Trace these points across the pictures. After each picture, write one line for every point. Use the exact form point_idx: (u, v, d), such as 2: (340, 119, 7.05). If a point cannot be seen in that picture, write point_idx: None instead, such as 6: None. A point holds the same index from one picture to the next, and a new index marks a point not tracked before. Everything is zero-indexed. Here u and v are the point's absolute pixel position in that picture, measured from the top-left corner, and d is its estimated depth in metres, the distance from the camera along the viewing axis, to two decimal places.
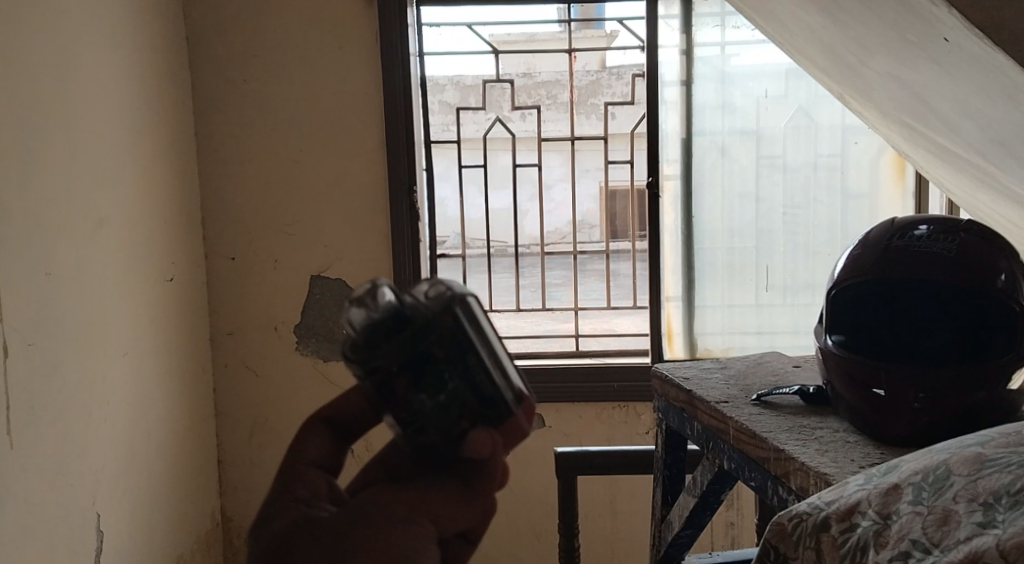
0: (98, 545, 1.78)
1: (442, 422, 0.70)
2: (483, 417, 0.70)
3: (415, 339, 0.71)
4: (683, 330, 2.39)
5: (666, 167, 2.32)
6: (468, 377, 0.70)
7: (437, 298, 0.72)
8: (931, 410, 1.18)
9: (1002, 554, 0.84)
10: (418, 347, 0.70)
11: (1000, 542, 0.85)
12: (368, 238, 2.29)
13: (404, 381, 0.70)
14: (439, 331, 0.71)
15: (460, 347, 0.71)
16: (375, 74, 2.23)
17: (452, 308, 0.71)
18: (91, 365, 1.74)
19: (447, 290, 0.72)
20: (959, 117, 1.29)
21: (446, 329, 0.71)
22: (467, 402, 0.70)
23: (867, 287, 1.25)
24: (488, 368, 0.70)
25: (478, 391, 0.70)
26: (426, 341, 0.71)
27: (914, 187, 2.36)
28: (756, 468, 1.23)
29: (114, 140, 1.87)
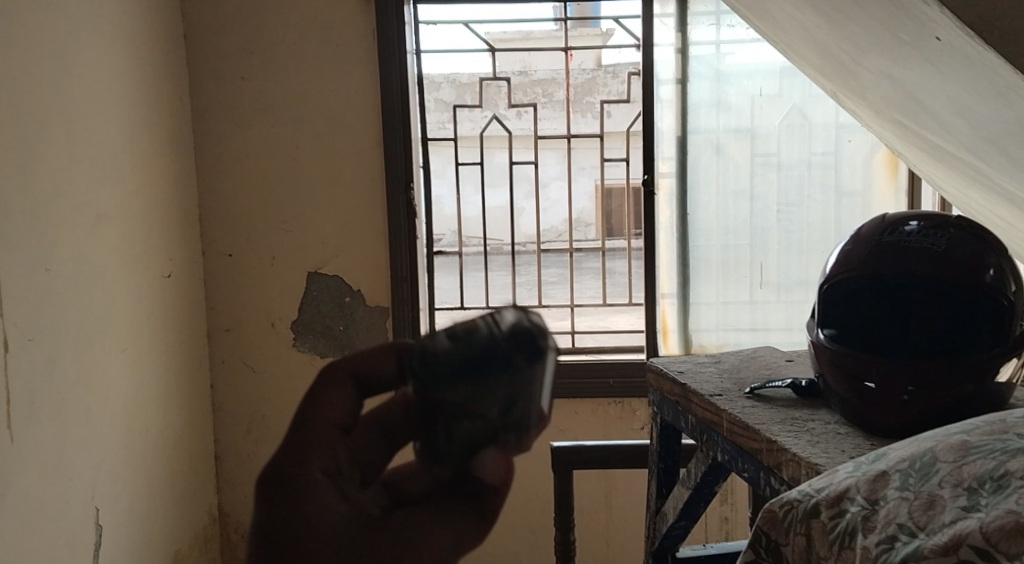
0: (97, 538, 1.79)
1: (470, 439, 0.79)
2: (501, 436, 0.79)
3: (482, 360, 0.80)
4: (677, 327, 2.41)
5: (661, 165, 2.35)
6: (507, 396, 0.79)
7: (512, 328, 0.80)
8: (920, 402, 1.21)
9: (985, 536, 0.87)
10: (481, 366, 0.80)
11: (982, 526, 0.88)
12: (364, 235, 2.30)
13: (450, 394, 0.80)
14: (503, 357, 0.80)
15: (513, 379, 0.80)
16: (372, 73, 2.24)
17: (521, 347, 0.80)
18: (91, 360, 1.76)
19: (525, 324, 0.81)
20: (952, 116, 1.31)
21: (508, 353, 0.80)
22: (498, 429, 0.79)
23: (862, 284, 1.25)
24: (532, 405, 0.79)
25: (509, 418, 0.79)
26: (489, 362, 0.80)
27: (908, 185, 2.38)
28: (749, 460, 1.25)
29: (115, 137, 1.89)
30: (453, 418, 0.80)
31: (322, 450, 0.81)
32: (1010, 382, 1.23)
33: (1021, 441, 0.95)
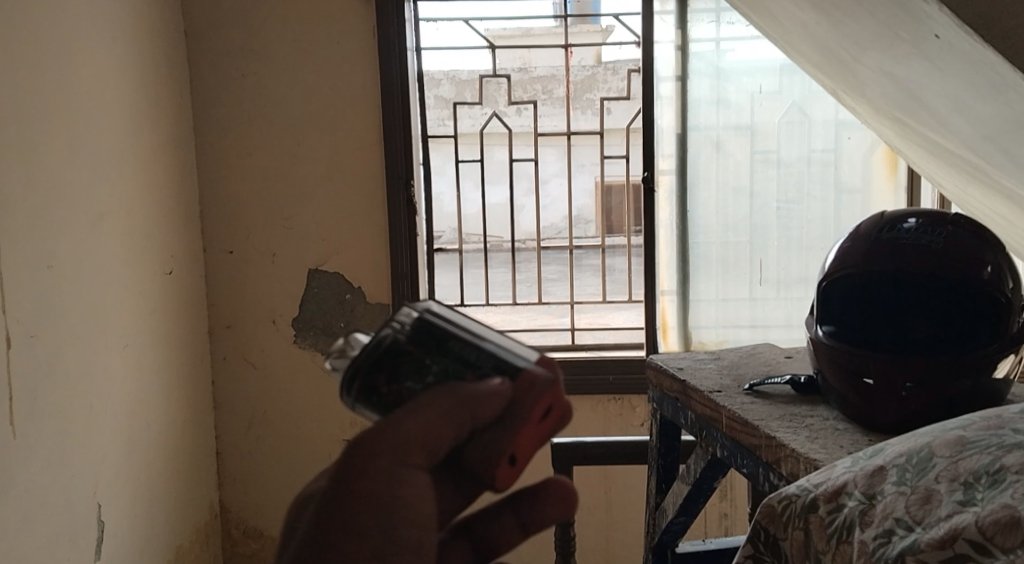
0: (99, 533, 1.80)
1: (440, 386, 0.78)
2: (474, 370, 0.79)
3: (439, 338, 0.80)
4: (677, 323, 2.41)
5: (661, 162, 2.35)
6: (492, 353, 0.80)
7: (412, 319, 0.80)
8: (919, 398, 1.21)
9: (981, 531, 0.89)
10: (443, 344, 0.80)
11: (978, 519, 0.89)
12: (365, 232, 2.31)
13: (391, 383, 0.78)
14: (463, 331, 0.80)
15: (441, 343, 0.80)
16: (372, 70, 2.25)
17: (427, 320, 0.80)
18: (92, 355, 1.77)
19: (420, 311, 0.81)
20: (951, 113, 1.32)
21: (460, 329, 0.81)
22: (463, 372, 0.79)
23: (862, 280, 1.28)
24: (478, 347, 0.80)
25: (466, 361, 0.79)
26: (447, 340, 0.80)
27: (907, 183, 2.38)
28: (748, 455, 1.26)
29: (116, 134, 1.89)
30: (409, 392, 0.78)
31: None
32: (1008, 377, 1.24)
33: (1016, 436, 0.96)
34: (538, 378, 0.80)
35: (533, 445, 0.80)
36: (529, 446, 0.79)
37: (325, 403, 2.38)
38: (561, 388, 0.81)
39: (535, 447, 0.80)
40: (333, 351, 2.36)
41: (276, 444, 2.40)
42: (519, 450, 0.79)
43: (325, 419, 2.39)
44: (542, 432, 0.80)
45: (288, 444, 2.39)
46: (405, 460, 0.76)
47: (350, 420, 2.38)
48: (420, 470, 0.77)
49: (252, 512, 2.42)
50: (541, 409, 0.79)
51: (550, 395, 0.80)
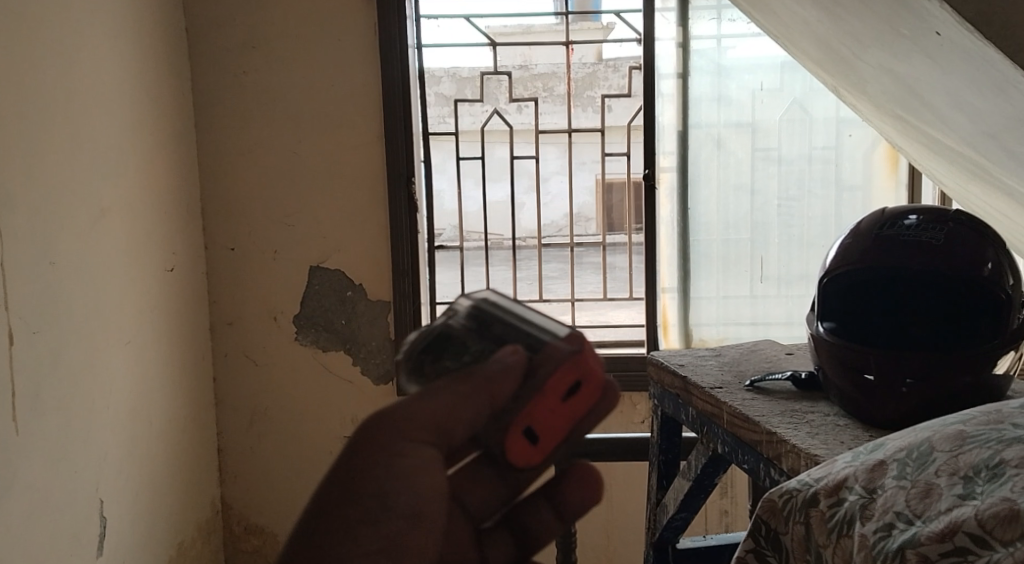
0: (101, 529, 1.80)
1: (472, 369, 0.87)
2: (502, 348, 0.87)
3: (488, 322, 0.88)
4: (678, 321, 2.42)
5: (661, 159, 2.35)
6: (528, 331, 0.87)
7: (464, 305, 0.89)
8: (919, 394, 1.22)
9: (981, 524, 0.89)
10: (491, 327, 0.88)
11: (978, 513, 0.90)
12: (366, 229, 2.31)
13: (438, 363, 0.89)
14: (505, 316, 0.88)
15: (485, 325, 0.88)
16: (374, 67, 2.25)
17: (477, 306, 0.88)
18: (95, 352, 1.78)
19: (473, 297, 0.89)
20: (952, 110, 1.32)
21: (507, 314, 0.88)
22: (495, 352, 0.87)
23: (858, 274, 1.28)
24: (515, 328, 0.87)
25: (500, 340, 0.87)
26: (493, 324, 0.88)
27: (909, 180, 2.39)
28: (749, 451, 1.26)
29: (118, 130, 1.90)
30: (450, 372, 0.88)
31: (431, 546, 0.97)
32: (1008, 374, 1.24)
33: (1015, 430, 0.97)
34: (561, 352, 0.85)
35: (560, 421, 0.86)
36: (556, 419, 0.86)
37: (327, 400, 2.38)
38: (587, 362, 0.85)
39: (563, 422, 0.86)
40: (335, 349, 2.36)
41: (277, 441, 2.40)
42: (541, 422, 0.86)
43: (327, 416, 2.39)
44: (571, 410, 0.85)
45: (290, 441, 2.40)
46: (418, 435, 0.88)
47: (351, 417, 2.39)
48: (430, 446, 0.88)
49: (254, 508, 2.43)
50: (568, 382, 0.85)
51: (574, 371, 0.85)
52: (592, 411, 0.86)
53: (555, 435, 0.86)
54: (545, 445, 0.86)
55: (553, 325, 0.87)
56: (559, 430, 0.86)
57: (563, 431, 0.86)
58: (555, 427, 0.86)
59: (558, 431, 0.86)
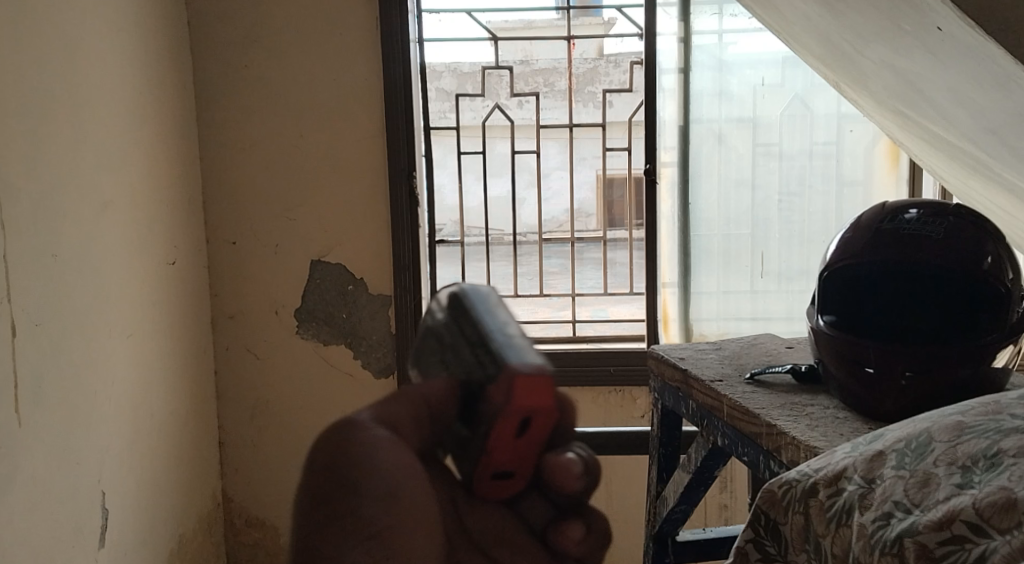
0: (103, 521, 1.81)
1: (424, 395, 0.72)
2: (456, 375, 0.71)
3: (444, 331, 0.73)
4: (678, 316, 2.43)
5: (662, 154, 2.36)
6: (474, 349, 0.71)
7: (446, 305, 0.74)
8: (920, 386, 1.23)
9: (977, 512, 0.90)
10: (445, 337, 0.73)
11: (975, 501, 0.90)
12: (366, 223, 2.31)
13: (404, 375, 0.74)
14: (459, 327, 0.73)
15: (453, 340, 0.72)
16: (375, 61, 2.25)
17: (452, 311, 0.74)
18: (97, 344, 1.78)
19: (455, 298, 0.74)
20: (953, 105, 1.32)
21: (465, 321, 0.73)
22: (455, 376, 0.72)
23: (862, 264, 1.28)
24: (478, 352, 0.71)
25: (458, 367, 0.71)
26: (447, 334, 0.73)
27: (909, 175, 2.39)
28: (749, 444, 1.27)
29: (121, 123, 1.91)
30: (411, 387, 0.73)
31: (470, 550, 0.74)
32: (1007, 366, 1.26)
33: (1014, 420, 0.98)
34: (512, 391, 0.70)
35: (531, 459, 0.72)
36: (524, 458, 0.72)
37: (328, 394, 2.39)
38: (541, 394, 0.71)
39: (533, 457, 0.72)
40: (336, 342, 2.37)
41: (278, 434, 2.41)
42: (507, 468, 0.72)
43: (328, 410, 2.40)
44: (536, 439, 0.72)
45: (290, 434, 2.41)
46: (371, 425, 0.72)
47: None
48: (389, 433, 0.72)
49: (254, 501, 2.43)
50: (519, 420, 0.71)
51: (525, 401, 0.70)
52: (560, 434, 0.72)
53: (530, 470, 0.73)
54: (522, 486, 0.73)
55: (503, 344, 0.71)
56: (535, 467, 0.72)
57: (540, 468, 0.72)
58: (527, 465, 0.72)
59: (533, 469, 0.73)
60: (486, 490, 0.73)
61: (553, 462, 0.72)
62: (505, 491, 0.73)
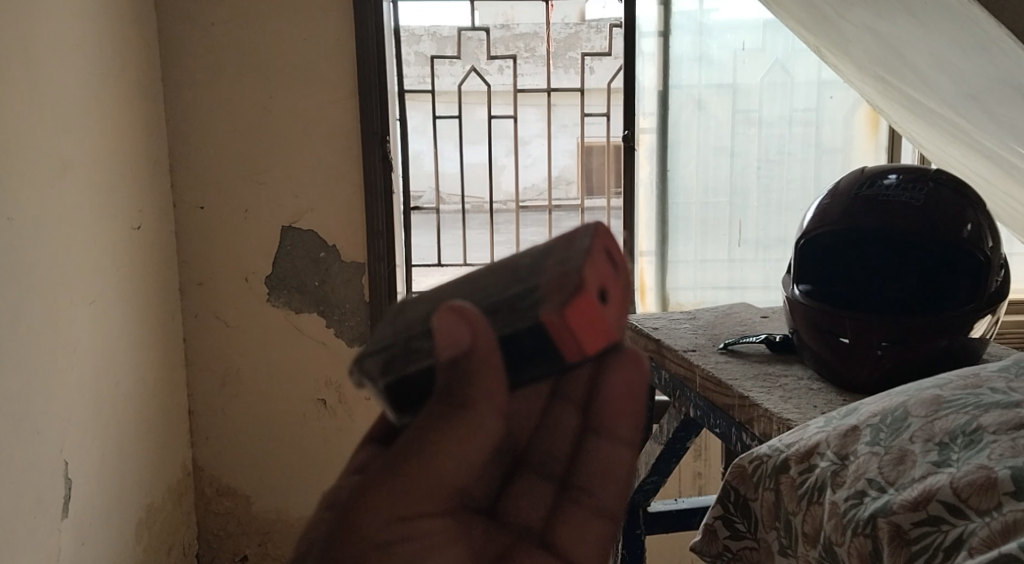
0: (66, 492, 1.77)
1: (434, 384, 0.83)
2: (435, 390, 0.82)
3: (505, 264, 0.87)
4: (656, 284, 2.39)
5: (642, 120, 2.31)
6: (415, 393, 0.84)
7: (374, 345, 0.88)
8: (893, 355, 1.21)
9: (955, 491, 0.89)
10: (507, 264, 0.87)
11: (953, 481, 0.90)
12: (339, 187, 2.27)
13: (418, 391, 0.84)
14: (500, 264, 0.87)
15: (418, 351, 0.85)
16: (348, 22, 2.19)
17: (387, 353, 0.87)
18: (59, 312, 1.74)
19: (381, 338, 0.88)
20: (934, 70, 1.29)
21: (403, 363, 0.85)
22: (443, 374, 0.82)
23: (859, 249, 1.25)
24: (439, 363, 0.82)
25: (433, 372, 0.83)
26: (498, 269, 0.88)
27: (888, 144, 2.36)
28: (721, 415, 1.27)
29: (81, 82, 1.85)
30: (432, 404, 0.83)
31: (569, 510, 0.89)
32: (983, 337, 1.24)
33: (994, 394, 0.99)
34: (461, 336, 0.80)
35: (606, 253, 0.79)
36: (559, 330, 0.78)
37: (301, 363, 2.35)
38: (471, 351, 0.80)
39: (595, 271, 0.78)
40: (307, 310, 2.32)
41: (248, 403, 2.37)
42: (581, 341, 0.78)
43: (301, 378, 2.36)
44: (572, 319, 0.78)
45: (263, 404, 2.37)
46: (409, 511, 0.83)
47: (325, 378, 2.36)
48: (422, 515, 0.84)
49: (226, 469, 2.40)
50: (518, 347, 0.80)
51: (484, 371, 0.80)
52: (576, 245, 0.80)
53: (568, 307, 0.78)
54: (601, 343, 0.79)
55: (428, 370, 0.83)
56: (621, 289, 0.79)
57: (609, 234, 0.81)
58: (569, 319, 0.78)
59: (617, 270, 0.80)
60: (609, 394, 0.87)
61: (574, 265, 0.79)
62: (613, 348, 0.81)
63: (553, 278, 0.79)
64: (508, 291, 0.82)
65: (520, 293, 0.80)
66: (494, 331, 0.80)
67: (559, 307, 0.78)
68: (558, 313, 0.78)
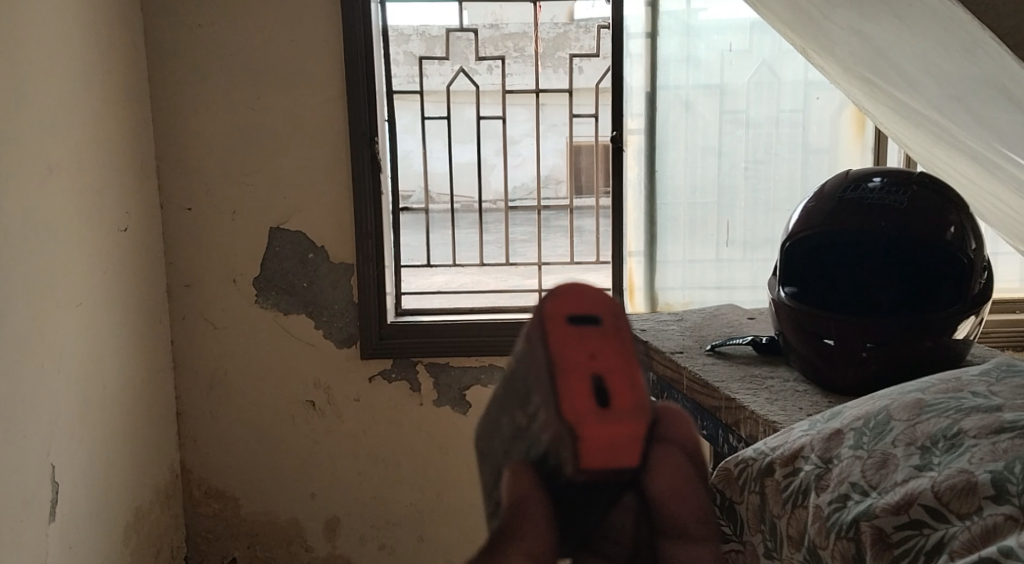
0: (54, 496, 1.77)
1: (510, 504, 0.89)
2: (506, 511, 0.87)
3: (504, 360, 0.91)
4: (644, 284, 2.39)
5: (630, 121, 2.32)
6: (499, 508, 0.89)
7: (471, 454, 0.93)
8: (879, 359, 1.21)
9: (936, 495, 0.90)
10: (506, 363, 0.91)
11: (934, 485, 0.91)
12: (327, 188, 2.26)
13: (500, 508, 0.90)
14: (510, 371, 0.90)
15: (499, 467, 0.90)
16: (335, 22, 2.19)
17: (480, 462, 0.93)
18: (45, 314, 1.74)
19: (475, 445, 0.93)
20: (919, 72, 1.30)
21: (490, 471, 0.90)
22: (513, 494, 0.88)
23: (855, 249, 1.26)
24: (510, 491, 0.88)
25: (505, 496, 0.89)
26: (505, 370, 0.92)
27: (874, 144, 2.36)
28: (708, 417, 1.27)
29: (68, 85, 1.84)
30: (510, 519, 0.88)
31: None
32: (968, 338, 1.25)
33: (974, 399, 1.00)
34: (516, 481, 0.86)
35: (569, 341, 0.85)
36: (592, 466, 0.83)
37: (290, 364, 2.35)
38: (525, 486, 0.86)
39: (580, 374, 0.84)
40: (295, 311, 2.32)
41: (236, 404, 2.37)
42: (614, 459, 0.83)
43: (290, 380, 2.36)
44: (598, 439, 0.83)
45: (251, 405, 2.37)
46: None
47: (314, 380, 2.36)
48: None
49: (214, 472, 2.40)
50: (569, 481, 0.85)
51: (524, 509, 0.85)
52: (544, 352, 0.85)
53: (580, 434, 0.83)
54: (635, 450, 0.84)
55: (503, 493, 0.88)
56: (619, 367, 0.85)
57: (564, 313, 0.86)
58: (585, 448, 0.83)
59: (602, 345, 0.85)
60: (658, 481, 0.88)
61: (561, 397, 0.83)
62: (658, 431, 0.87)
63: (556, 418, 0.84)
64: (531, 433, 0.86)
65: (530, 424, 0.86)
66: (534, 468, 0.86)
67: (571, 444, 0.83)
68: (573, 451, 0.83)
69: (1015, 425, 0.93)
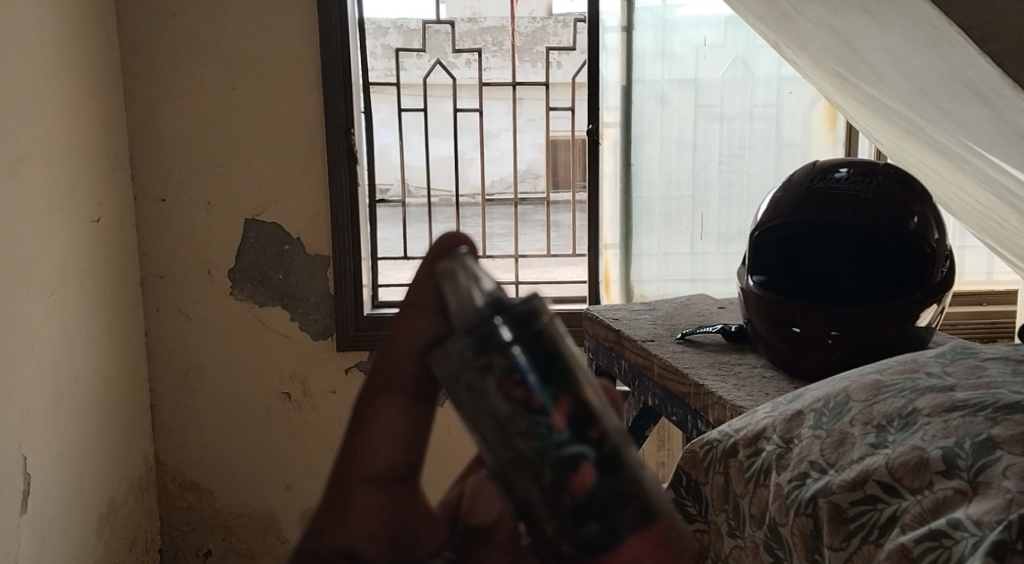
0: (24, 486, 1.76)
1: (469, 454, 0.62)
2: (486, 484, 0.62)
3: (458, 363, 0.61)
4: (619, 277, 2.42)
5: (605, 115, 2.36)
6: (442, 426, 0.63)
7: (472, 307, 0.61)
8: (844, 346, 1.24)
9: (890, 472, 0.92)
10: (462, 374, 0.61)
11: (888, 462, 0.93)
12: (303, 179, 2.26)
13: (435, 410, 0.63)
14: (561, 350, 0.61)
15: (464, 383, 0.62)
16: (312, 13, 2.19)
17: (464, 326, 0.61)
18: (16, 304, 1.73)
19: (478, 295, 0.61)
20: (890, 68, 1.32)
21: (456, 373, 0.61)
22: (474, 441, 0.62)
23: (846, 240, 1.25)
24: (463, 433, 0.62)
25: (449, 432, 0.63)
26: (451, 315, 0.62)
27: (845, 138, 2.39)
28: (678, 403, 1.29)
29: (39, 72, 1.84)
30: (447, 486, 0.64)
31: None
32: (929, 326, 1.27)
33: (930, 379, 1.02)
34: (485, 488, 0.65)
35: None
36: None
37: (265, 355, 2.35)
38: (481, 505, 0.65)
39: None
40: (270, 302, 2.32)
41: (212, 395, 2.37)
42: None
43: (265, 371, 2.36)
44: None
45: (226, 396, 2.37)
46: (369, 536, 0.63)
47: (290, 371, 2.36)
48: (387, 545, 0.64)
49: (188, 463, 2.40)
50: None
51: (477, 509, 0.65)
52: None
53: None
54: None
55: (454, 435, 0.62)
56: None
57: None
58: None
59: None
60: None
61: None
62: None
63: None
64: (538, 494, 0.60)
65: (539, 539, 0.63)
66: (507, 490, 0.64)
67: None
68: None
69: (966, 404, 0.96)
